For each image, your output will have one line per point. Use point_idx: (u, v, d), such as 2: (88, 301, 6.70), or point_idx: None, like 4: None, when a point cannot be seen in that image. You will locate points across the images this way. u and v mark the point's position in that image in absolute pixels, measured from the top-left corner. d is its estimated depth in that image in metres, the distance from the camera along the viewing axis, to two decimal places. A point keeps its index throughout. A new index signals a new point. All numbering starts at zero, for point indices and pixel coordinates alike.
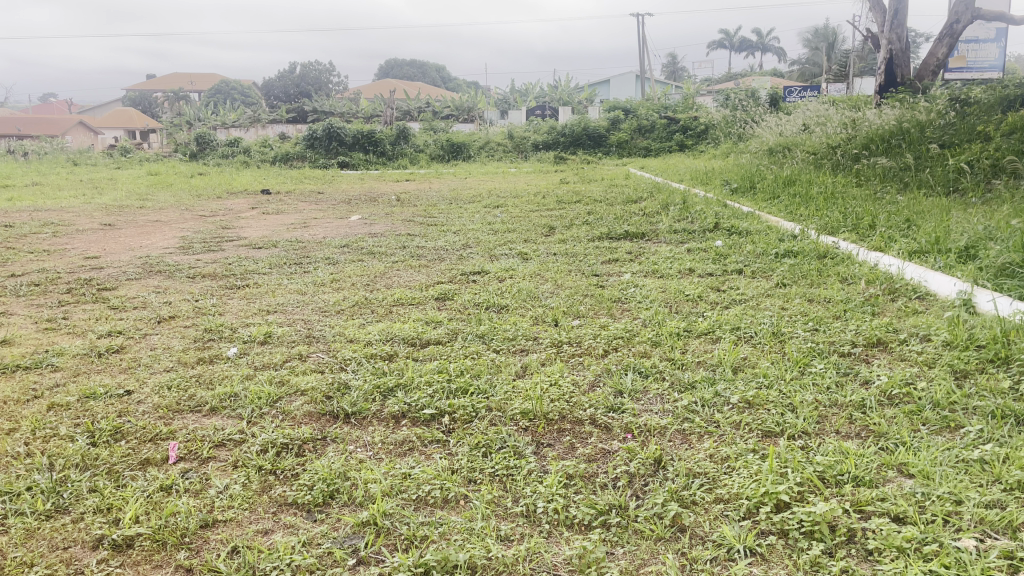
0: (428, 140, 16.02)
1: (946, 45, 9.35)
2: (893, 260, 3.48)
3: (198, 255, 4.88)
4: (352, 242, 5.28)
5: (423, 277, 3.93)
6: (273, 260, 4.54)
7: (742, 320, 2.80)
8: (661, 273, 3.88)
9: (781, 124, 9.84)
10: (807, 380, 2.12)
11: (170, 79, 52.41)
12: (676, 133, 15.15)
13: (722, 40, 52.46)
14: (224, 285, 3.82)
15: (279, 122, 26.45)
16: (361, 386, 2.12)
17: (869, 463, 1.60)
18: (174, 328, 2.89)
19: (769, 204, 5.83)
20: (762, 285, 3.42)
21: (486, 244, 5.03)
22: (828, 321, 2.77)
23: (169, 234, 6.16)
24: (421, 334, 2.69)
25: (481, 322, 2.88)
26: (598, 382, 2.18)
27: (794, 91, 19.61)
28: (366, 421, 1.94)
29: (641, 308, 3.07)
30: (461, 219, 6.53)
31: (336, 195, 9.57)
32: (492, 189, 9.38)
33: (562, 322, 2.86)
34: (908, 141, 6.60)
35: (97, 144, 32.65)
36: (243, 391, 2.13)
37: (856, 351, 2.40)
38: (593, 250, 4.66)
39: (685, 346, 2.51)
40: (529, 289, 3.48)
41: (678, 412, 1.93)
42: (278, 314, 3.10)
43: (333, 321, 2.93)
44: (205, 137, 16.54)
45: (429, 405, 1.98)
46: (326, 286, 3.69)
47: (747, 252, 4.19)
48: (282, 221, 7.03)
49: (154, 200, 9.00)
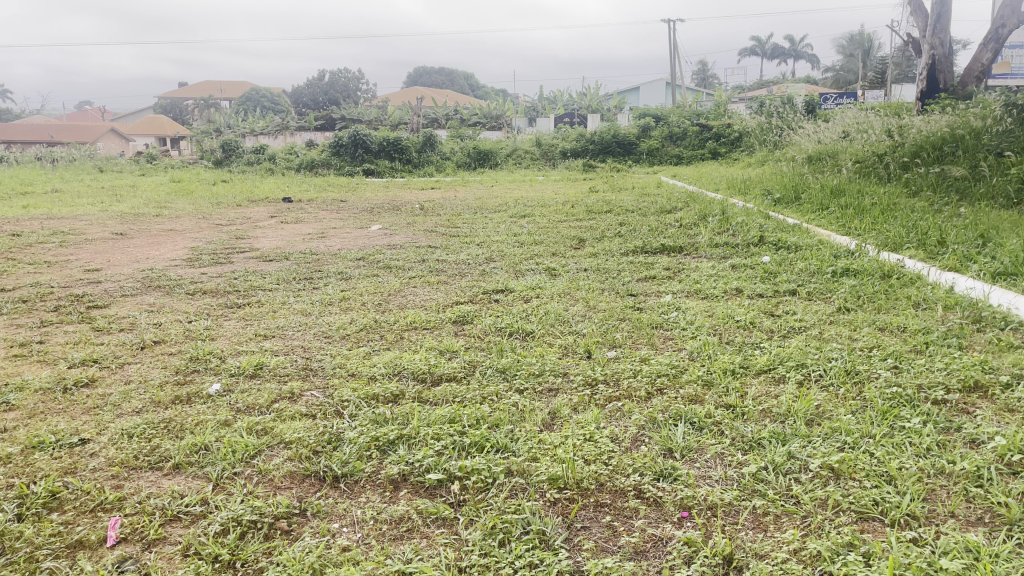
0: (455, 147, 15.74)
1: (993, 50, 8.82)
2: (973, 284, 3.07)
3: (204, 269, 4.57)
4: (368, 255, 4.94)
5: (440, 296, 3.56)
6: (281, 275, 4.22)
7: (806, 354, 2.40)
8: (704, 293, 3.49)
9: (820, 131, 9.37)
10: (901, 439, 1.72)
11: (201, 87, 52.84)
12: (708, 141, 14.69)
13: (754, 46, 51.84)
14: (223, 303, 3.49)
15: (307, 130, 26.40)
16: (356, 438, 1.76)
17: (1011, 570, 1.21)
18: (157, 358, 2.56)
19: (817, 216, 5.40)
20: (822, 310, 3.02)
21: (511, 258, 4.67)
22: (909, 357, 2.36)
23: (179, 244, 5.88)
24: (432, 368, 2.32)
25: (502, 352, 2.51)
26: (642, 437, 1.80)
27: (830, 98, 19.09)
28: (358, 486, 1.58)
29: (687, 338, 2.68)
30: (486, 230, 6.19)
31: (359, 203, 9.29)
32: (519, 197, 9.04)
33: (596, 355, 2.48)
34: (962, 148, 6.13)
35: (127, 150, 32.95)
36: (216, 442, 1.78)
37: (953, 398, 1.99)
38: (627, 265, 4.27)
39: (743, 388, 2.12)
40: (558, 311, 3.11)
41: (744, 485, 1.54)
42: (276, 340, 2.76)
43: (335, 350, 2.57)
44: (231, 144, 16.42)
45: (437, 466, 1.62)
46: (332, 305, 3.35)
47: (800, 270, 3.78)
48: (300, 231, 6.75)
49: (172, 207, 8.78)
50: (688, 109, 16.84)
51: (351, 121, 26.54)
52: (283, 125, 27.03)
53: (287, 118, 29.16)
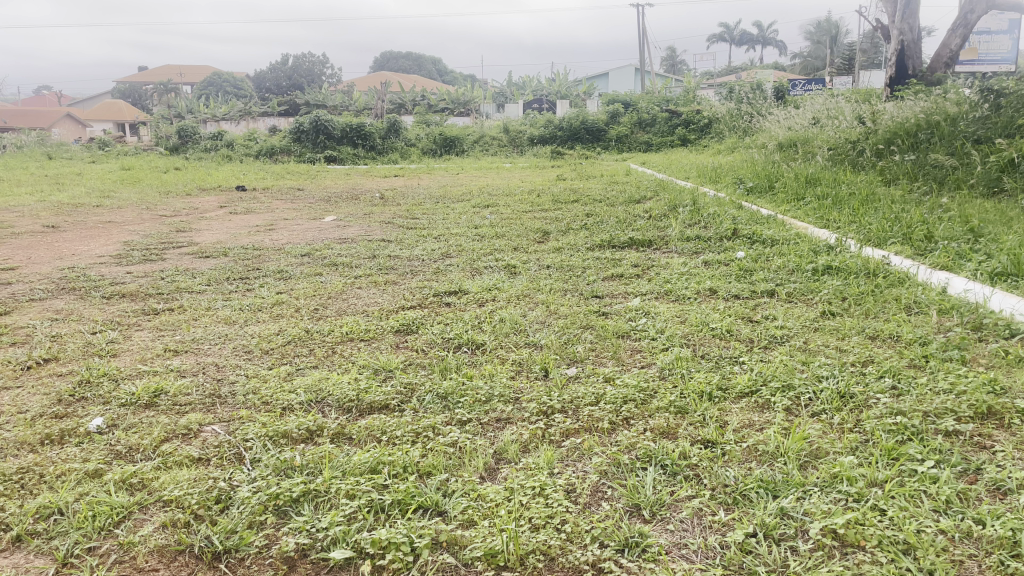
0: (420, 133, 15.29)
1: (961, 36, 8.64)
2: (968, 286, 2.80)
3: (131, 267, 4.16)
4: (313, 250, 4.56)
5: (385, 299, 3.21)
6: (214, 274, 3.83)
7: (793, 372, 2.10)
8: (675, 294, 3.19)
9: (791, 117, 9.12)
10: (913, 489, 1.43)
11: (161, 71, 51.47)
12: (678, 128, 14.41)
13: (723, 32, 51.77)
14: (140, 309, 3.11)
15: (270, 115, 25.72)
16: (249, 497, 1.42)
17: None
18: (40, 382, 2.18)
19: (793, 207, 5.12)
20: (805, 315, 2.73)
21: (469, 253, 4.33)
22: (909, 374, 2.07)
23: (112, 238, 5.44)
24: (362, 394, 1.98)
25: (446, 372, 2.17)
26: (603, 488, 1.49)
27: (800, 84, 19.02)
28: (242, 568, 1.25)
29: (658, 351, 2.36)
30: (445, 222, 5.84)
31: (316, 192, 8.87)
32: (483, 185, 8.71)
33: (554, 373, 2.16)
34: (938, 135, 5.89)
35: (82, 136, 31.93)
36: (75, 503, 1.43)
37: (967, 429, 1.70)
38: (593, 262, 3.95)
39: (723, 418, 1.81)
40: (515, 317, 2.78)
41: (729, 560, 1.24)
42: (187, 357, 2.39)
43: (251, 370, 2.22)
44: (187, 130, 15.84)
45: (347, 538, 1.29)
46: (261, 311, 2.97)
47: (777, 267, 3.49)
48: (249, 222, 6.34)
49: (116, 197, 8.29)
50: (658, 95, 16.57)
51: (315, 106, 25.87)
52: (245, 110, 26.30)
53: (250, 103, 28.40)
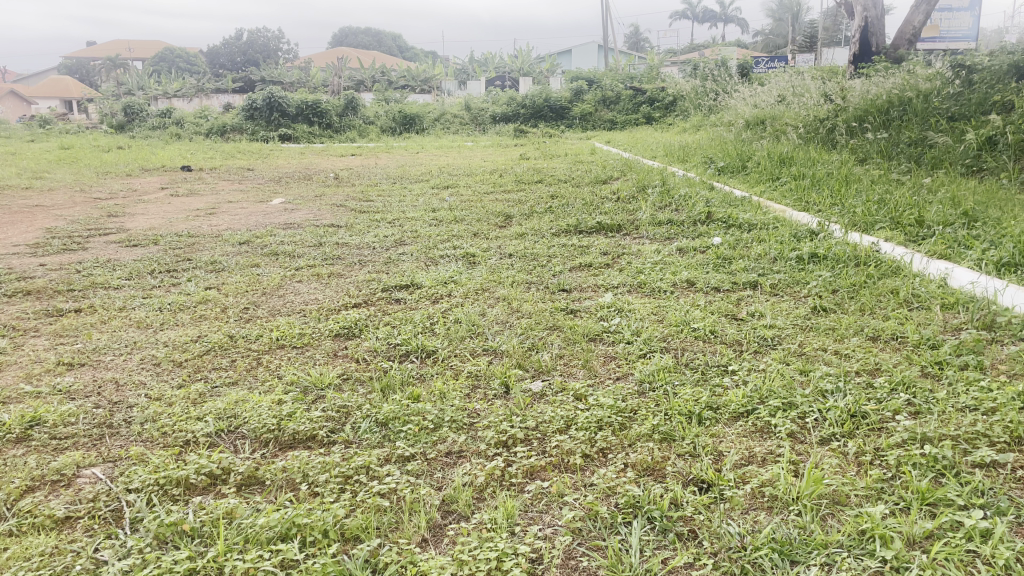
0: (378, 111, 14.78)
1: (925, 11, 8.44)
2: (973, 280, 2.53)
3: (46, 259, 3.73)
4: (253, 237, 4.17)
5: (327, 295, 2.85)
6: (138, 266, 3.43)
7: (791, 386, 1.80)
8: (650, 286, 2.88)
9: (758, 94, 8.89)
10: (963, 551, 1.14)
11: (112, 46, 49.72)
12: (642, 105, 14.00)
13: (687, 10, 51.54)
14: (43, 309, 2.71)
15: (224, 92, 24.87)
16: None
17: None
18: None
19: (768, 187, 4.86)
20: (796, 312, 2.45)
21: (424, 241, 3.97)
22: (929, 387, 1.78)
23: (36, 225, 4.96)
24: (285, 422, 1.64)
25: (388, 391, 1.83)
26: (576, 555, 1.18)
27: (763, 61, 18.80)
28: None
29: (636, 359, 2.06)
30: (401, 204, 5.46)
31: (267, 173, 8.39)
32: (443, 165, 8.32)
33: (515, 391, 1.83)
34: (911, 111, 5.65)
35: (25, 111, 30.58)
36: None
37: (1008, 461, 1.41)
38: (558, 250, 3.63)
39: (720, 448, 1.51)
40: (472, 317, 2.45)
41: None
42: (82, 372, 2.03)
43: (156, 389, 1.86)
44: (134, 107, 15.11)
45: None
46: (182, 312, 2.60)
47: (758, 255, 3.21)
48: (190, 205, 5.88)
49: (49, 178, 7.72)
50: (622, 73, 16.23)
51: (271, 83, 25.07)
52: (198, 86, 25.42)
53: (204, 79, 27.46)
